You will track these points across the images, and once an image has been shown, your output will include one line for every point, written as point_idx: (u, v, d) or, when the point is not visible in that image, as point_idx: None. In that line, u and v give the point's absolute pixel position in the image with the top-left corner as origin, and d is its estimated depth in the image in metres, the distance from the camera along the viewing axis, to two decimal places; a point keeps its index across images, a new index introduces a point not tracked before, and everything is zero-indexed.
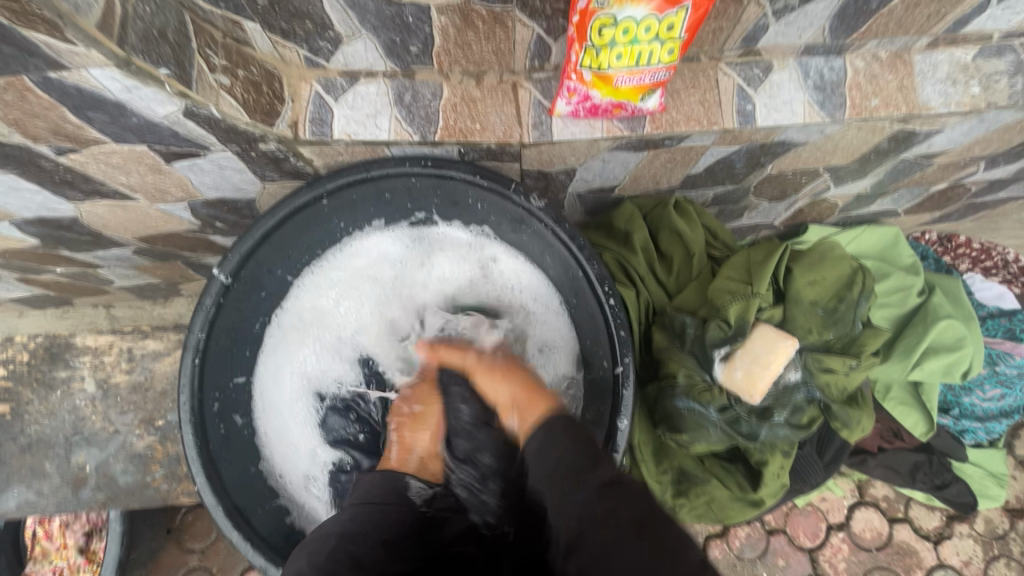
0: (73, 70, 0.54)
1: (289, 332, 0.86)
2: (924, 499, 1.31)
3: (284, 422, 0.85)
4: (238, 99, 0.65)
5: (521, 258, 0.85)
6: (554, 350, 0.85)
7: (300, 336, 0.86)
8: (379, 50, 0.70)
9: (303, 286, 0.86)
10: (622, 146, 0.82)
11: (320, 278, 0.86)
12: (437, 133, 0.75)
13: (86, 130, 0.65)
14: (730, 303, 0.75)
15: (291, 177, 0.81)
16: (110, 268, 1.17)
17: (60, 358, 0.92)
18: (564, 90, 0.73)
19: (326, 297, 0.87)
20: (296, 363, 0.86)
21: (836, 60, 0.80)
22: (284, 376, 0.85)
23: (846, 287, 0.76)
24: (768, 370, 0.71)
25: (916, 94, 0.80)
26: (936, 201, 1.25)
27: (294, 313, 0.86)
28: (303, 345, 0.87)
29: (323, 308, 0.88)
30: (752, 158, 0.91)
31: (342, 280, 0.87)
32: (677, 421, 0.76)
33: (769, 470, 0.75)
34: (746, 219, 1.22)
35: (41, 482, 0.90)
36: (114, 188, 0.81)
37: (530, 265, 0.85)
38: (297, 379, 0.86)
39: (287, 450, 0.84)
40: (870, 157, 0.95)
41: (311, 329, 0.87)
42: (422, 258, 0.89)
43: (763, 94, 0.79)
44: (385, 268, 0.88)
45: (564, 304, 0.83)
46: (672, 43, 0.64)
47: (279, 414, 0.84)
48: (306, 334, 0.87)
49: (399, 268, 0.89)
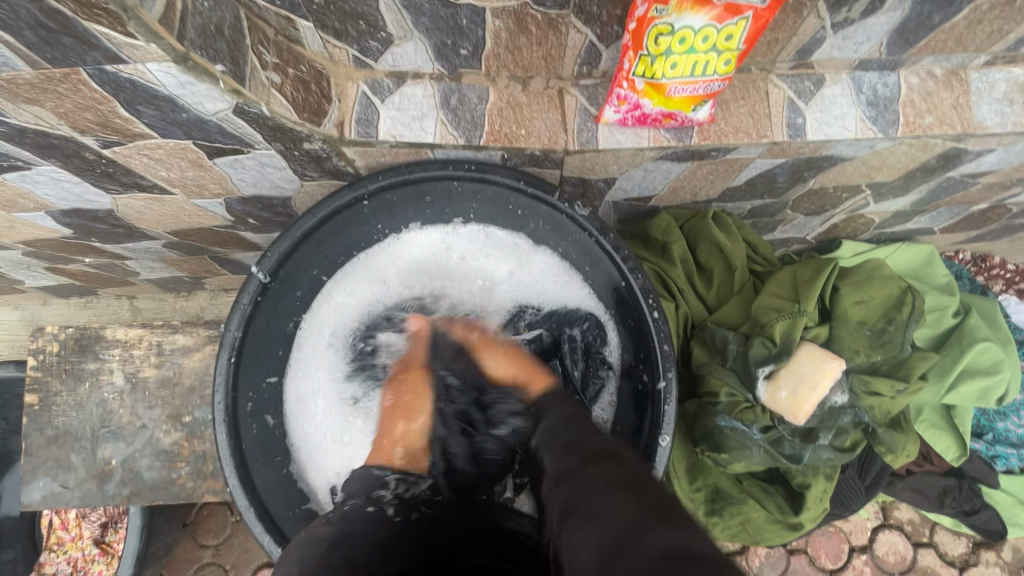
0: (131, 64, 0.53)
1: (314, 340, 0.84)
2: (950, 525, 1.28)
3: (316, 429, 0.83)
4: (288, 98, 0.64)
5: (555, 259, 0.84)
6: (596, 354, 0.83)
7: (325, 345, 0.85)
8: (428, 52, 0.69)
9: (337, 288, 0.84)
10: (667, 156, 0.81)
11: (353, 280, 0.85)
12: (483, 137, 0.73)
13: (133, 124, 0.64)
14: (775, 320, 0.73)
15: (330, 176, 0.81)
16: (138, 260, 1.17)
17: (90, 350, 0.92)
18: (613, 98, 0.71)
19: (360, 301, 0.86)
20: (326, 370, 0.84)
21: (890, 76, 0.78)
22: (312, 383, 0.84)
23: (894, 308, 0.74)
24: (815, 391, 0.69)
25: (971, 113, 0.78)
26: (973, 221, 1.23)
27: (325, 318, 0.84)
28: (328, 354, 0.85)
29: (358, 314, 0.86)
30: (795, 172, 0.89)
31: (367, 282, 0.86)
32: (719, 440, 0.73)
33: (812, 494, 0.73)
34: (779, 233, 1.20)
35: (67, 475, 0.89)
36: (153, 183, 0.80)
37: (573, 274, 0.83)
38: (328, 386, 0.84)
39: (321, 460, 0.82)
40: (915, 175, 0.93)
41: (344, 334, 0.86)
42: (453, 258, 0.87)
43: (814, 108, 0.77)
44: (414, 270, 0.87)
45: (606, 315, 0.82)
46: (729, 54, 0.63)
47: (309, 421, 0.83)
48: (332, 343, 0.85)
49: (429, 269, 0.87)
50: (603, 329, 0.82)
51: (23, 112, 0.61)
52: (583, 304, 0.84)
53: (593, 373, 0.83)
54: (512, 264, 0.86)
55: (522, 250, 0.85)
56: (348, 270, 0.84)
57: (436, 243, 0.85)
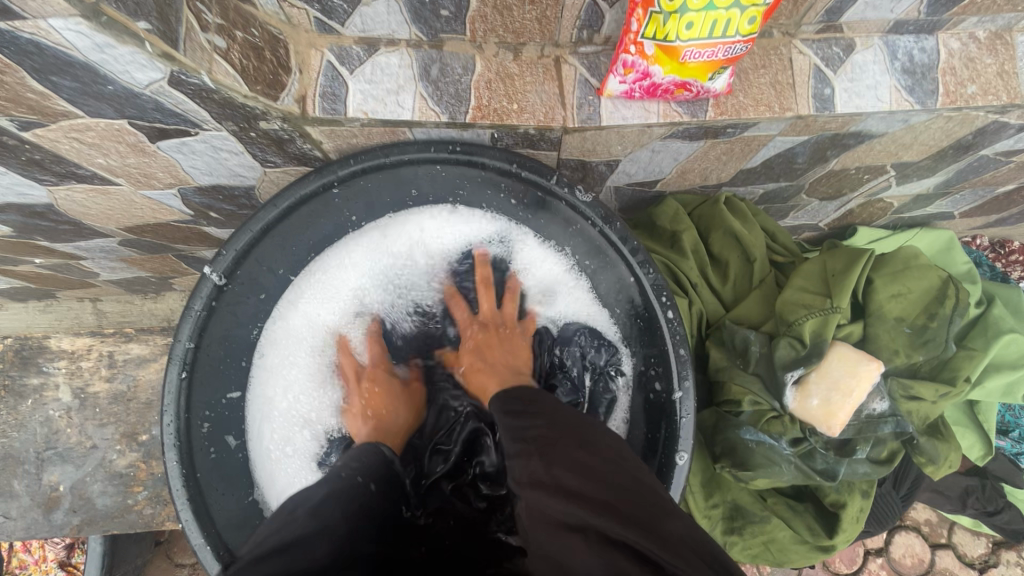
0: (30, 21, 0.43)
1: (276, 350, 0.72)
2: (970, 525, 1.22)
3: (278, 454, 0.70)
4: (235, 66, 0.54)
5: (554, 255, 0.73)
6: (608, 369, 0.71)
7: (289, 358, 0.72)
8: (403, 13, 0.59)
9: (304, 288, 0.72)
10: (677, 134, 0.71)
11: (323, 279, 0.73)
12: (469, 113, 0.63)
13: (51, 100, 0.54)
14: (805, 318, 0.65)
15: (296, 162, 0.71)
16: (94, 259, 1.06)
17: (32, 363, 0.82)
18: (619, 66, 0.62)
19: (331, 304, 0.73)
20: (291, 386, 0.72)
21: (927, 40, 0.69)
22: (274, 403, 0.71)
23: (936, 302, 0.66)
24: (850, 399, 0.61)
25: (1018, 81, 0.70)
26: (996, 205, 1.15)
27: (289, 322, 0.72)
28: (293, 370, 0.72)
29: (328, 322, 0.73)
30: (818, 151, 0.80)
31: (335, 283, 0.73)
32: (744, 455, 0.65)
33: (848, 514, 0.65)
34: (791, 219, 1.11)
35: (9, 503, 0.79)
36: (92, 172, 0.70)
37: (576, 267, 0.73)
38: (291, 404, 0.71)
39: (284, 488, 0.70)
40: (946, 154, 0.85)
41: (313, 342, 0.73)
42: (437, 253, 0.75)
43: (844, 77, 0.69)
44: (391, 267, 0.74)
45: (614, 314, 0.71)
46: (755, 9, 0.54)
47: (270, 443, 0.70)
48: (296, 356, 0.72)
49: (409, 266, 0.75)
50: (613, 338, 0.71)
51: None
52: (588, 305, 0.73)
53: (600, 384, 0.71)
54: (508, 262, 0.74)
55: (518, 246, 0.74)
56: (317, 265, 0.72)
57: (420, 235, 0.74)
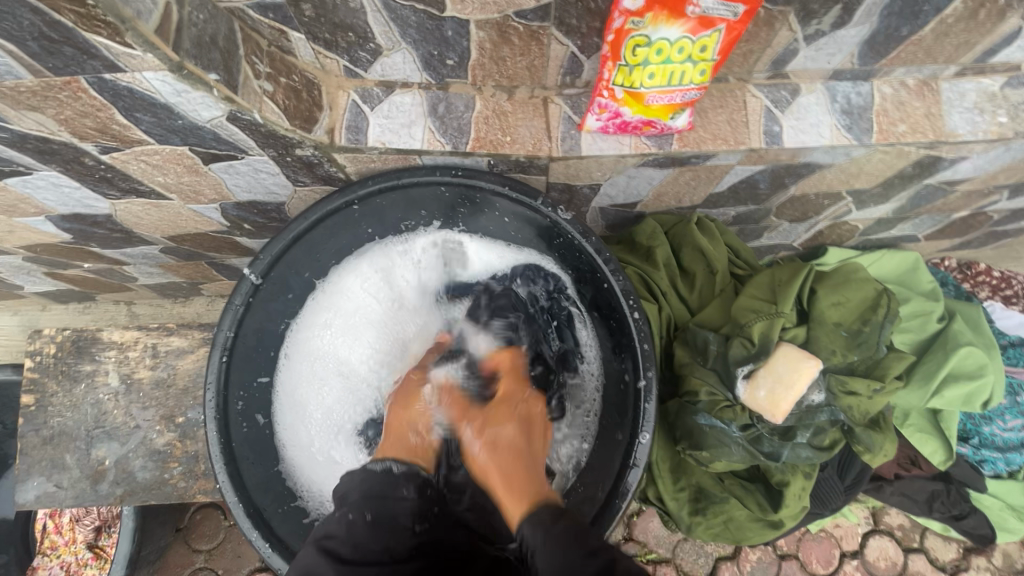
0: (128, 72, 0.56)
1: (307, 334, 0.87)
2: (940, 531, 1.29)
3: (316, 445, 0.85)
4: (279, 105, 0.67)
5: (540, 255, 0.87)
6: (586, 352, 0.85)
7: (319, 340, 0.87)
8: (416, 62, 0.71)
9: (323, 307, 0.88)
10: (649, 162, 0.83)
11: (342, 298, 0.89)
12: (469, 144, 0.76)
13: (131, 131, 0.67)
14: (753, 321, 0.75)
15: (322, 182, 0.83)
16: (136, 265, 1.19)
17: (86, 352, 0.94)
18: (595, 106, 0.74)
19: (351, 317, 0.89)
20: (322, 382, 0.87)
21: (863, 86, 0.81)
22: (305, 379, 0.86)
23: (870, 309, 0.76)
24: (792, 390, 0.71)
25: (943, 121, 0.81)
26: (956, 228, 1.25)
27: (316, 335, 0.87)
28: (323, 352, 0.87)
29: (346, 334, 0.88)
30: (776, 179, 0.91)
31: (359, 279, 0.89)
32: (698, 438, 0.75)
33: (791, 491, 0.74)
34: (765, 239, 1.22)
35: (61, 475, 0.90)
36: (151, 188, 0.83)
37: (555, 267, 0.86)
38: (321, 401, 0.87)
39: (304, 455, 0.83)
40: (893, 182, 0.96)
41: (338, 347, 0.88)
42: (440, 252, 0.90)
43: (790, 117, 0.80)
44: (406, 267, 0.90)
45: (581, 310, 0.86)
46: (704, 64, 0.66)
47: (306, 421, 0.85)
48: (325, 338, 0.88)
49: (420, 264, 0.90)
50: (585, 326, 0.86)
51: (25, 119, 0.63)
52: (558, 298, 0.88)
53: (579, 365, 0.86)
54: (492, 264, 0.91)
55: (500, 251, 0.90)
56: (335, 286, 0.88)
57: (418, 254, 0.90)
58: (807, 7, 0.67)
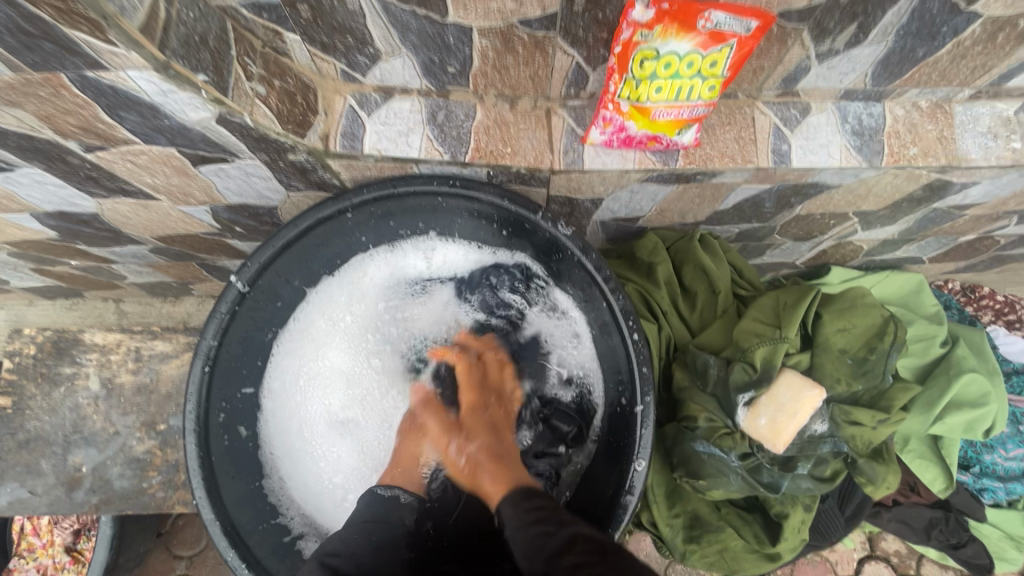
0: (111, 70, 0.54)
1: (283, 356, 0.84)
2: (937, 558, 1.26)
3: (310, 470, 0.83)
4: (272, 109, 0.64)
5: (523, 256, 0.84)
6: (578, 348, 0.83)
7: (294, 363, 0.84)
8: (416, 69, 0.69)
9: (297, 347, 0.84)
10: (653, 178, 0.81)
11: (313, 334, 0.85)
12: (468, 154, 0.73)
13: (116, 130, 0.64)
14: (757, 346, 0.73)
15: (316, 188, 0.80)
16: (124, 264, 1.16)
17: (67, 354, 0.91)
18: (599, 119, 0.71)
19: (325, 355, 0.86)
20: (303, 404, 0.85)
21: (875, 107, 0.79)
22: (285, 404, 0.84)
23: (876, 337, 0.74)
24: (795, 420, 0.68)
25: (955, 145, 0.79)
26: (962, 251, 1.23)
27: (291, 374, 0.84)
28: (300, 375, 0.85)
29: (324, 367, 0.85)
30: (782, 199, 0.90)
31: (334, 294, 0.86)
32: (696, 466, 0.72)
33: (790, 524, 0.72)
34: (768, 257, 1.20)
35: (35, 481, 0.87)
36: (138, 188, 0.80)
37: (531, 265, 0.84)
38: (308, 424, 0.84)
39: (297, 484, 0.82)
40: (902, 205, 0.94)
41: (314, 375, 0.85)
42: (415, 255, 0.87)
43: (799, 136, 0.78)
44: (376, 275, 0.87)
45: (560, 306, 0.84)
46: (714, 80, 0.64)
47: (293, 443, 0.83)
48: (301, 361, 0.85)
49: (391, 268, 0.87)
50: (572, 321, 0.83)
51: (5, 114, 0.61)
52: (535, 295, 0.86)
53: (566, 354, 0.84)
54: (463, 265, 0.88)
55: (461, 246, 0.86)
56: (304, 325, 0.85)
57: (380, 272, 0.87)
58: (821, 24, 0.65)
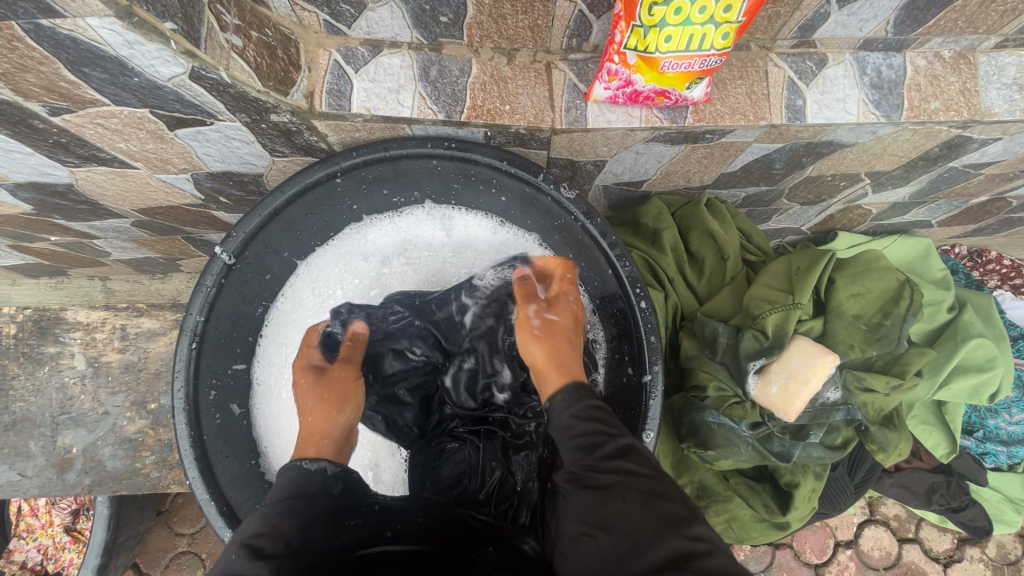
0: (68, 18, 0.49)
1: (275, 331, 0.81)
2: (937, 521, 1.27)
3: None
4: (250, 63, 0.59)
5: (529, 234, 0.81)
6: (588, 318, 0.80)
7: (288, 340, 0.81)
8: (405, 18, 0.64)
9: (280, 330, 0.81)
10: (660, 138, 0.76)
11: (294, 315, 0.82)
12: (464, 113, 0.68)
13: (82, 89, 0.59)
14: (768, 312, 0.70)
15: (303, 152, 0.76)
16: (108, 239, 1.11)
17: (49, 333, 0.87)
18: (604, 73, 0.67)
19: None
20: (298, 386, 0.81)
21: (895, 57, 0.74)
22: (278, 387, 0.80)
23: (892, 302, 0.71)
24: (807, 387, 0.66)
25: (979, 98, 0.75)
26: (972, 214, 1.20)
27: (278, 360, 0.80)
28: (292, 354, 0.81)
29: None
30: (793, 159, 0.85)
31: (328, 267, 0.83)
32: (706, 436, 0.70)
33: (801, 493, 0.71)
34: (774, 222, 1.16)
35: (25, 463, 0.85)
36: (112, 155, 0.75)
37: (540, 246, 0.81)
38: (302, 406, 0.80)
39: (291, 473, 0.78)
40: (916, 164, 0.90)
41: None
42: (415, 224, 0.84)
43: (815, 89, 0.73)
44: (376, 246, 0.84)
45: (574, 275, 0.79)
46: (728, 26, 0.58)
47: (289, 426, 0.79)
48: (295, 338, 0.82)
49: (392, 235, 0.84)
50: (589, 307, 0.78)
51: None
52: None
53: None
54: (470, 236, 0.84)
55: (464, 215, 0.82)
56: (290, 303, 0.82)
57: (381, 244, 0.84)
58: None
